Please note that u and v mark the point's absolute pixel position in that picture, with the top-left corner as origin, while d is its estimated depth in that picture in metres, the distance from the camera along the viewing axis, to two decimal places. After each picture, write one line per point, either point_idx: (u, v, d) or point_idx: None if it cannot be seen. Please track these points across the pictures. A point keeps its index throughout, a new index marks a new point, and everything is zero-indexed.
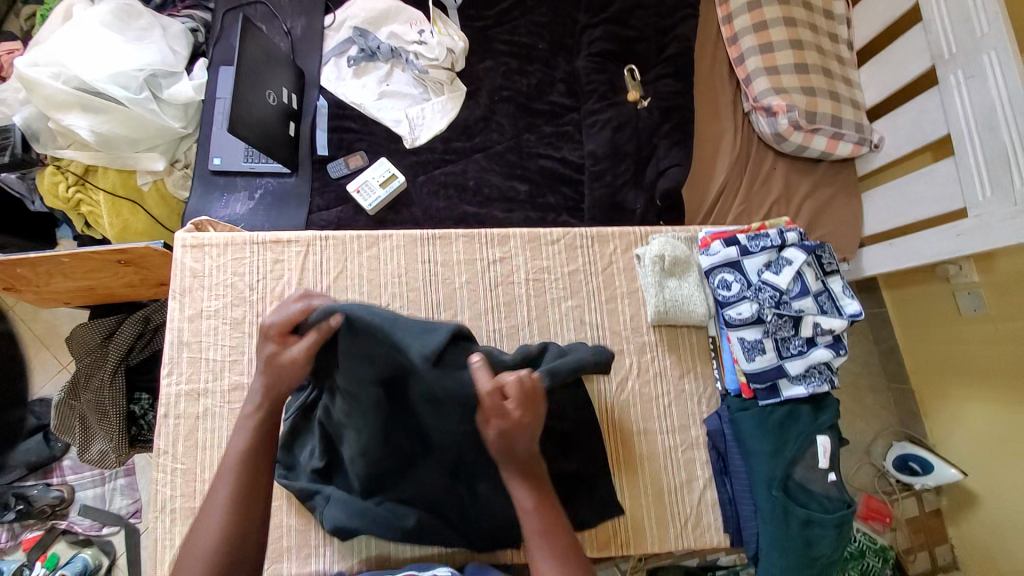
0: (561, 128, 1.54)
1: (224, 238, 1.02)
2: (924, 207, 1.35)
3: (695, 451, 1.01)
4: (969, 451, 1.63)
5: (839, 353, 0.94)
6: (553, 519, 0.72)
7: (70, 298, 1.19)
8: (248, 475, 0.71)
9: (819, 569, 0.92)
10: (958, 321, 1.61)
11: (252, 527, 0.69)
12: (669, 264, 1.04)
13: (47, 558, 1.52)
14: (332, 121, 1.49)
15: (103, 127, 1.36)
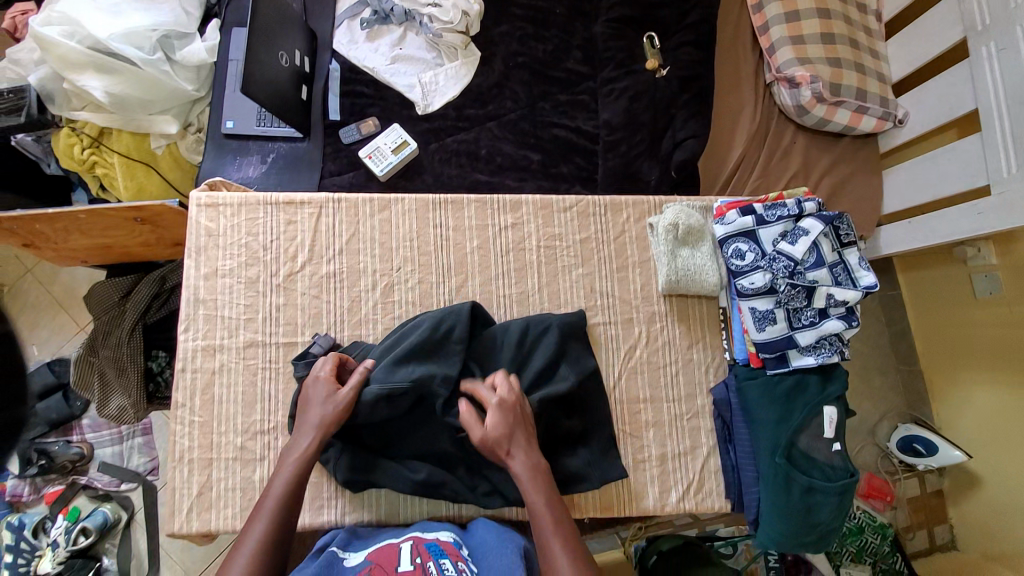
0: (576, 97, 1.51)
1: (238, 198, 1.03)
2: (946, 185, 1.31)
3: (700, 419, 1.03)
4: (975, 434, 1.62)
5: (851, 325, 0.94)
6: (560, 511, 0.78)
7: (87, 257, 1.21)
8: (286, 509, 0.78)
9: (819, 535, 0.94)
10: (972, 304, 1.59)
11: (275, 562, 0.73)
12: (682, 232, 1.03)
13: (68, 511, 1.60)
14: (344, 85, 1.48)
15: (116, 88, 1.36)
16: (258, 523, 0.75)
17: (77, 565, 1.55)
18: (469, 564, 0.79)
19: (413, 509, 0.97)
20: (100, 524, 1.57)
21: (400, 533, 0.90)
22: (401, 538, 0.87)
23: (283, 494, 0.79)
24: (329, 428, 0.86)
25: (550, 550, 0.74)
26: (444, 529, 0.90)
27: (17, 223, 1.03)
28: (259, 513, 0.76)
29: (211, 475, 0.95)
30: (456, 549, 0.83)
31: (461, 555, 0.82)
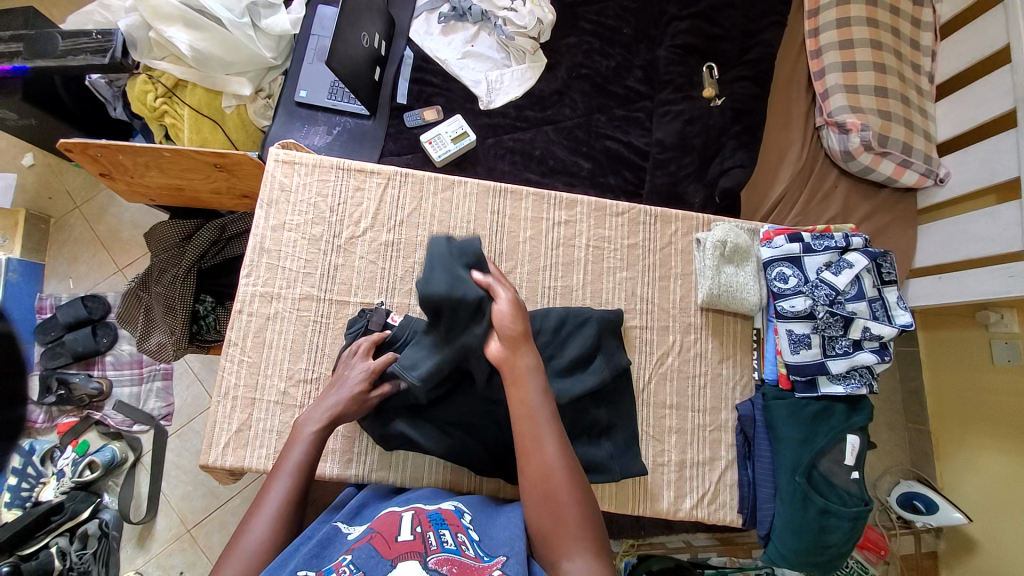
0: (631, 114, 1.57)
1: (314, 160, 1.09)
2: (981, 248, 1.35)
3: (722, 433, 1.06)
4: (978, 500, 1.63)
5: (883, 359, 0.97)
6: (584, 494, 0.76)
7: (156, 196, 1.28)
8: (304, 478, 0.81)
9: (826, 557, 0.97)
10: (990, 369, 1.62)
11: (293, 529, 0.77)
12: (729, 250, 1.07)
13: (79, 444, 1.65)
14: (414, 72, 1.55)
15: (200, 44, 1.43)
16: (279, 485, 0.79)
17: (78, 497, 1.57)
18: (470, 535, 0.77)
19: (435, 476, 1.03)
20: (107, 461, 1.61)
21: (404, 501, 0.88)
22: (403, 505, 0.85)
23: (304, 460, 0.82)
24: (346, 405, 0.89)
25: (542, 442, 0.77)
26: (452, 501, 0.89)
27: (102, 151, 1.09)
28: (280, 474, 0.79)
29: (252, 414, 0.99)
30: (458, 519, 0.81)
31: (462, 524, 0.80)
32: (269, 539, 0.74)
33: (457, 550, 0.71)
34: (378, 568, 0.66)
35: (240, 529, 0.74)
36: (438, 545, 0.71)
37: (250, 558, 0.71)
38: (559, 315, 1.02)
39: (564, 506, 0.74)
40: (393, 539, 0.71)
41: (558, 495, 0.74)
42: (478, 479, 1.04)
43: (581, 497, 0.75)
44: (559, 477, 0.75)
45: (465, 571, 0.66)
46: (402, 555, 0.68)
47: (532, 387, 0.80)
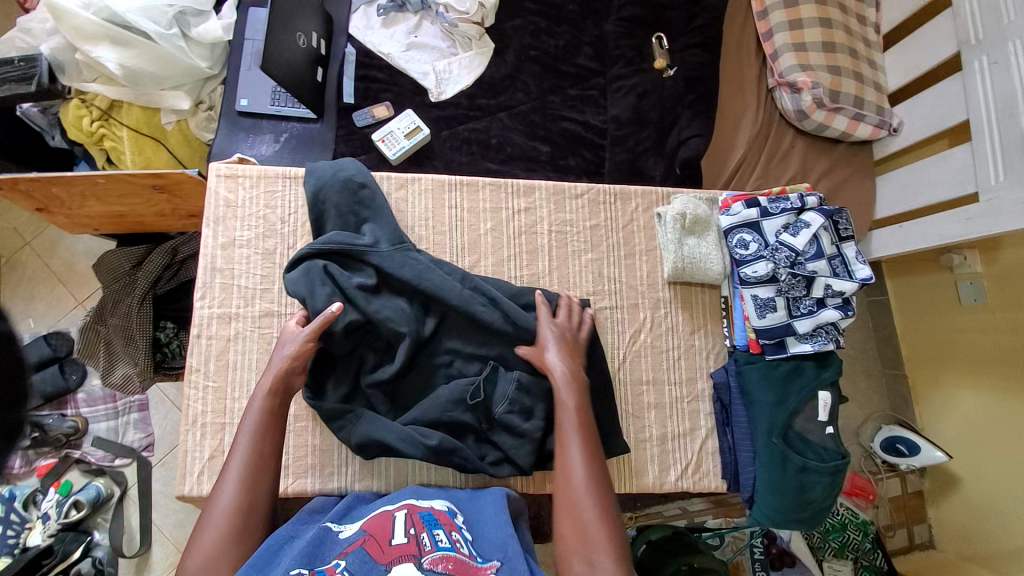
0: (585, 92, 1.55)
1: (257, 171, 1.05)
2: (938, 190, 1.38)
3: (700, 403, 1.06)
4: (956, 438, 1.69)
5: (847, 314, 0.99)
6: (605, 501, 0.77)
7: (99, 225, 1.22)
8: (268, 433, 0.83)
9: (811, 512, 0.99)
10: (956, 310, 1.67)
11: (262, 481, 0.79)
12: (689, 222, 1.07)
13: (60, 485, 1.59)
14: (359, 69, 1.49)
15: (131, 61, 1.36)
16: (238, 451, 0.80)
17: (68, 538, 1.52)
18: (463, 534, 0.76)
19: (420, 478, 1.02)
20: (93, 498, 1.56)
21: (392, 499, 0.86)
22: (394, 503, 0.83)
23: (258, 424, 0.83)
24: (297, 363, 0.89)
25: (566, 453, 0.82)
26: (441, 500, 0.87)
27: (33, 185, 1.03)
28: (238, 442, 0.81)
29: (223, 439, 0.97)
30: (451, 518, 0.79)
31: (455, 524, 0.79)
32: (235, 505, 0.76)
33: (452, 548, 0.70)
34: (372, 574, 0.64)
35: (207, 504, 0.76)
36: (431, 545, 0.70)
37: (217, 524, 0.74)
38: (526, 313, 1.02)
39: (584, 517, 0.75)
40: (387, 543, 0.69)
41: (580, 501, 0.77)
42: (463, 477, 1.03)
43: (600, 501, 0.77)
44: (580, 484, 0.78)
45: (461, 568, 0.67)
46: (397, 558, 0.66)
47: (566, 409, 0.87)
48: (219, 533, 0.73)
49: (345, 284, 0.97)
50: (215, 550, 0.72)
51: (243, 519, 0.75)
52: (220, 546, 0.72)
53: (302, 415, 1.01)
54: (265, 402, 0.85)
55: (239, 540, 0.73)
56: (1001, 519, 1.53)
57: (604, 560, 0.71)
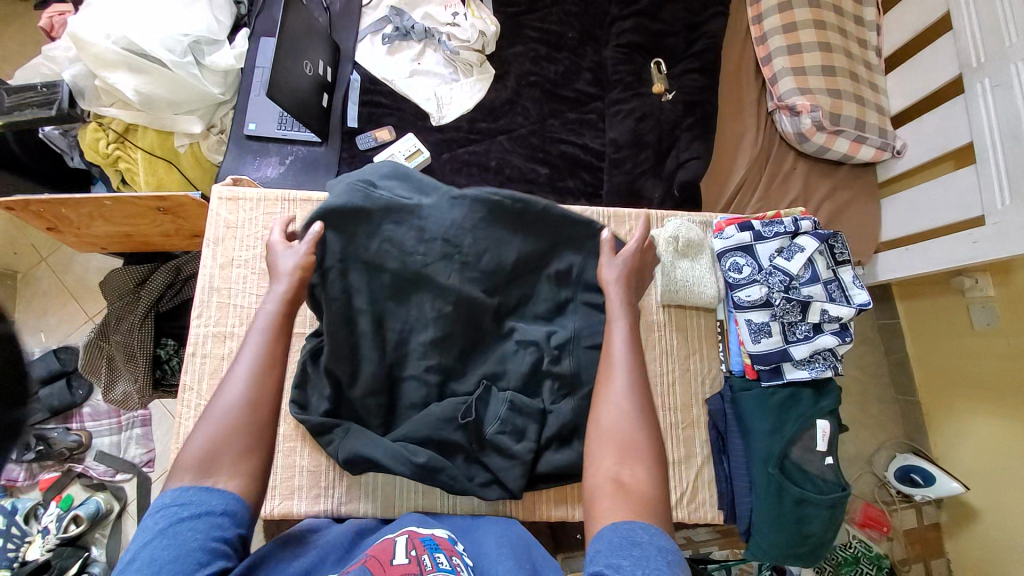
0: (584, 116, 1.57)
1: (259, 194, 1.08)
2: (943, 213, 1.36)
3: (695, 429, 1.04)
4: (972, 467, 1.62)
5: (844, 340, 0.96)
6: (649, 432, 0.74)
7: (107, 244, 1.25)
8: (278, 333, 0.80)
9: (809, 546, 0.95)
10: (970, 335, 1.62)
11: (272, 379, 0.76)
12: (682, 245, 1.05)
13: (62, 499, 1.60)
14: (363, 95, 1.53)
15: (146, 87, 1.41)
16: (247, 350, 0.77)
17: (66, 553, 1.54)
18: (463, 560, 0.74)
19: (409, 502, 1.01)
20: (92, 513, 1.57)
21: (395, 527, 0.84)
22: (396, 531, 0.82)
23: (269, 325, 0.81)
24: (303, 272, 0.88)
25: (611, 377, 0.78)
26: (444, 529, 0.86)
27: (44, 207, 1.07)
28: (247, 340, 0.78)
29: None
30: (451, 545, 0.78)
31: (456, 550, 0.78)
32: (242, 401, 0.72)
33: (453, 570, 0.69)
34: None
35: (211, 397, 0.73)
36: (432, 566, 0.69)
37: (223, 416, 0.70)
38: (514, 345, 1.03)
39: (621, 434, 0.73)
40: (388, 562, 0.68)
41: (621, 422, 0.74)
42: (452, 499, 1.02)
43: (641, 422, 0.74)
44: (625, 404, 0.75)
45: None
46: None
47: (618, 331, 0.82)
48: (222, 426, 0.69)
49: (394, 202, 1.00)
50: (218, 443, 0.68)
51: (251, 415, 0.72)
52: (225, 440, 0.69)
53: (291, 436, 1.02)
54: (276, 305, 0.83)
55: (241, 434, 0.70)
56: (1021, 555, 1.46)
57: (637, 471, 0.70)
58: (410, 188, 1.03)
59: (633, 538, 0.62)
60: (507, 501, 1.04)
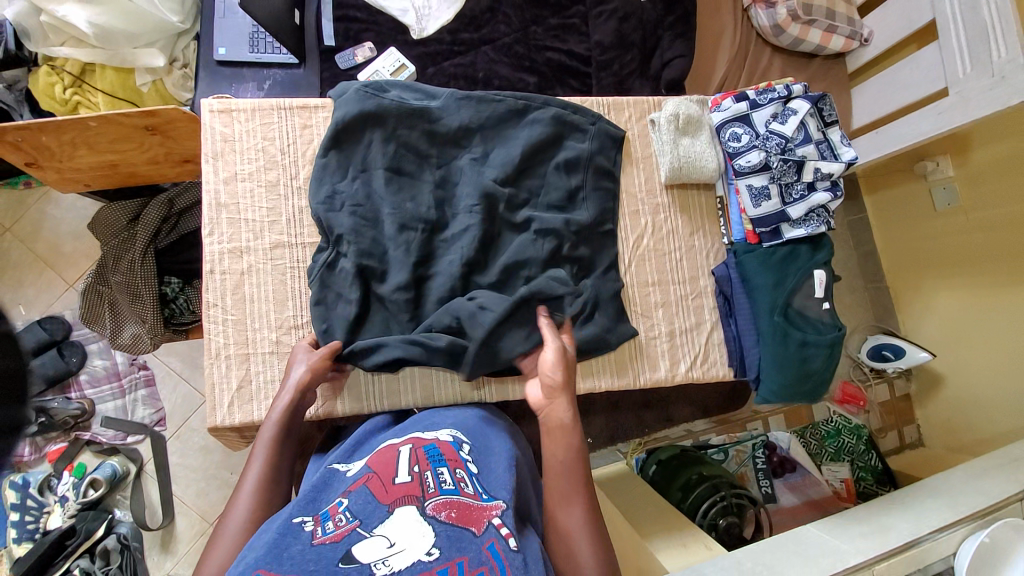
0: (567, 20, 1.53)
1: (251, 104, 1.05)
2: (909, 93, 1.43)
3: (703, 298, 1.12)
4: (937, 338, 1.80)
5: (836, 196, 1.04)
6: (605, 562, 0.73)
7: (91, 180, 1.19)
8: (281, 449, 0.83)
9: (811, 384, 1.06)
10: (933, 217, 1.75)
11: (277, 496, 0.79)
12: (683, 122, 1.10)
13: (74, 467, 1.58)
14: (336, 10, 1.46)
15: (100, 18, 1.27)
16: (254, 467, 0.80)
17: (88, 517, 1.53)
18: (468, 470, 0.78)
19: (449, 390, 1.05)
20: (109, 476, 1.56)
21: (399, 432, 0.88)
22: (400, 436, 0.84)
23: (274, 438, 0.84)
24: (309, 384, 0.90)
25: (568, 504, 0.77)
26: (447, 429, 0.88)
27: (22, 134, 1.00)
28: (255, 452, 0.82)
29: (250, 368, 0.99)
30: (455, 453, 0.81)
31: (460, 458, 0.80)
32: (249, 520, 0.74)
33: (456, 491, 0.71)
34: (376, 513, 0.65)
35: (220, 520, 0.74)
36: (436, 487, 0.70)
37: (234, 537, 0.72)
38: (532, 236, 1.06)
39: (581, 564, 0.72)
40: (391, 482, 0.70)
41: (581, 557, 0.73)
42: (488, 384, 1.06)
43: (599, 551, 0.73)
44: (581, 537, 0.74)
45: (465, 514, 0.68)
46: (401, 499, 0.67)
47: (564, 446, 0.82)
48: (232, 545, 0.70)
49: (406, 104, 1.04)
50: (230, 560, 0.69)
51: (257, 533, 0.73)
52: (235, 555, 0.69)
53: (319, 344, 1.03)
54: (282, 418, 0.86)
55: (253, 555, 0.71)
56: (983, 410, 1.66)
57: None
58: (417, 94, 1.08)
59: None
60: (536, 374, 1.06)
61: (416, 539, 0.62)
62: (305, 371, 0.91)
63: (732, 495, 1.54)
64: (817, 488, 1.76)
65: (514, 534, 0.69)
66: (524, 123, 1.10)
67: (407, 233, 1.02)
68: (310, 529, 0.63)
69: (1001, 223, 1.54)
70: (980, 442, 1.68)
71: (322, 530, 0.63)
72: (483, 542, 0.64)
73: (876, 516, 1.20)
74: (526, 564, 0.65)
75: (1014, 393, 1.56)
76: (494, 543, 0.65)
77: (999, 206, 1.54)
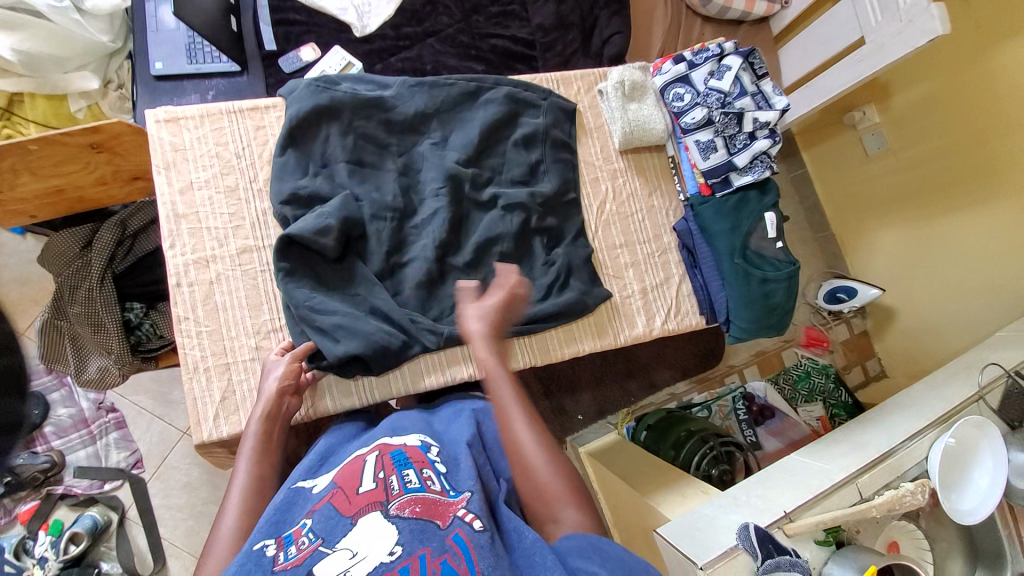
0: (506, 7, 1.57)
1: (199, 110, 1.04)
2: (828, 48, 1.55)
3: (668, 254, 1.18)
4: (885, 274, 1.92)
5: (776, 141, 1.12)
6: (568, 478, 0.75)
7: (35, 211, 1.15)
8: (266, 455, 0.82)
9: (776, 318, 1.14)
10: (866, 162, 1.88)
11: (266, 503, 0.77)
12: (629, 88, 1.16)
13: (50, 525, 1.49)
14: (274, 14, 1.44)
15: (25, 45, 1.20)
16: (238, 479, 0.78)
17: (74, 573, 1.45)
18: (436, 469, 0.75)
19: (436, 374, 1.04)
20: (90, 528, 1.49)
21: (369, 439, 0.84)
22: (368, 445, 0.80)
23: (256, 448, 0.82)
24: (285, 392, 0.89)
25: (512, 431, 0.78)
26: (416, 432, 0.84)
27: None
28: (239, 461, 0.80)
29: (231, 378, 0.98)
30: (423, 454, 0.77)
31: (428, 458, 0.77)
32: (239, 525, 0.72)
33: (422, 488, 0.69)
34: (339, 529, 0.63)
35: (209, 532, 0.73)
36: (399, 488, 0.68)
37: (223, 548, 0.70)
38: (500, 212, 1.09)
39: (542, 486, 0.74)
40: (353, 493, 0.68)
41: (542, 479, 0.74)
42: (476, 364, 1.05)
43: (556, 464, 0.76)
44: (537, 460, 0.76)
45: (430, 509, 0.66)
46: (364, 508, 0.65)
47: (500, 380, 0.84)
48: (224, 547, 0.69)
49: (360, 95, 1.06)
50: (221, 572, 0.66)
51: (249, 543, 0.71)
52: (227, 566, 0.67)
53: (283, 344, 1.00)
54: (261, 426, 0.85)
55: None
56: (933, 334, 1.80)
57: (571, 516, 0.71)
58: (369, 85, 1.10)
59: (595, 544, 0.65)
60: (520, 339, 1.07)
61: (380, 541, 0.60)
62: (278, 376, 0.90)
63: (719, 443, 1.61)
64: (797, 429, 1.81)
65: (483, 518, 0.67)
66: (477, 105, 1.13)
67: (377, 221, 1.03)
68: (272, 555, 0.62)
69: (930, 157, 1.68)
70: (935, 365, 1.81)
71: (285, 555, 0.62)
72: (448, 533, 0.62)
73: (854, 435, 1.29)
74: (495, 546, 0.64)
75: (969, 311, 1.68)
76: (460, 532, 0.63)
77: (926, 144, 1.68)
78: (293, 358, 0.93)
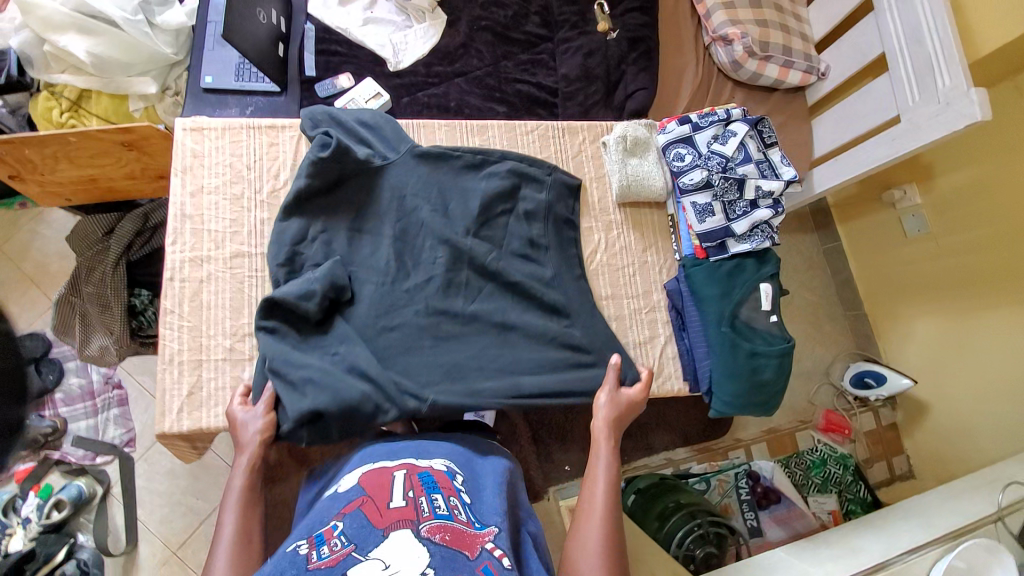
0: (536, 56, 1.64)
1: (222, 124, 1.12)
2: (860, 124, 1.49)
3: (656, 313, 1.14)
4: (919, 366, 1.77)
5: (777, 212, 1.08)
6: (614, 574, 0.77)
7: (71, 194, 1.27)
8: (251, 507, 0.83)
9: (763, 397, 1.06)
10: (904, 244, 1.77)
11: (251, 560, 0.78)
12: (631, 143, 1.16)
13: (40, 489, 1.53)
14: (319, 44, 1.56)
15: (99, 49, 1.35)
16: (225, 531, 0.80)
17: (50, 540, 1.48)
18: (461, 498, 0.73)
19: None
20: (74, 497, 1.53)
21: (391, 453, 0.83)
22: (392, 460, 0.79)
23: (240, 500, 0.84)
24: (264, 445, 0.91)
25: (592, 516, 0.83)
26: (440, 458, 0.83)
27: (6, 149, 1.07)
28: (225, 514, 0.82)
29: (201, 374, 1.00)
30: (449, 481, 0.76)
31: (453, 487, 0.75)
32: None
33: (451, 516, 0.66)
34: (371, 538, 0.60)
35: None
36: (430, 511, 0.66)
37: None
38: (488, 249, 1.09)
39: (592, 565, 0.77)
40: (384, 506, 0.66)
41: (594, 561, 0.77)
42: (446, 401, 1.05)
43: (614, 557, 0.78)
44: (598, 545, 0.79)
45: (459, 538, 0.63)
46: (395, 523, 0.63)
47: (602, 461, 0.91)
48: None
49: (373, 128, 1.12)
50: None
51: None
52: None
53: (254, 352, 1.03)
54: (245, 478, 0.87)
55: None
56: (967, 440, 1.62)
57: None
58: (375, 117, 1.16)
59: None
60: None
61: (410, 560, 0.57)
62: (257, 430, 0.91)
63: (709, 522, 1.46)
64: (804, 521, 1.68)
65: (508, 557, 0.65)
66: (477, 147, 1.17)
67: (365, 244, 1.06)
68: (305, 553, 0.59)
69: (971, 247, 1.56)
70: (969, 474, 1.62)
71: (318, 554, 0.59)
72: (477, 564, 0.60)
73: (847, 539, 1.16)
74: None
75: (1007, 418, 1.51)
76: (489, 565, 0.61)
77: (969, 233, 1.56)
78: (264, 409, 0.93)
